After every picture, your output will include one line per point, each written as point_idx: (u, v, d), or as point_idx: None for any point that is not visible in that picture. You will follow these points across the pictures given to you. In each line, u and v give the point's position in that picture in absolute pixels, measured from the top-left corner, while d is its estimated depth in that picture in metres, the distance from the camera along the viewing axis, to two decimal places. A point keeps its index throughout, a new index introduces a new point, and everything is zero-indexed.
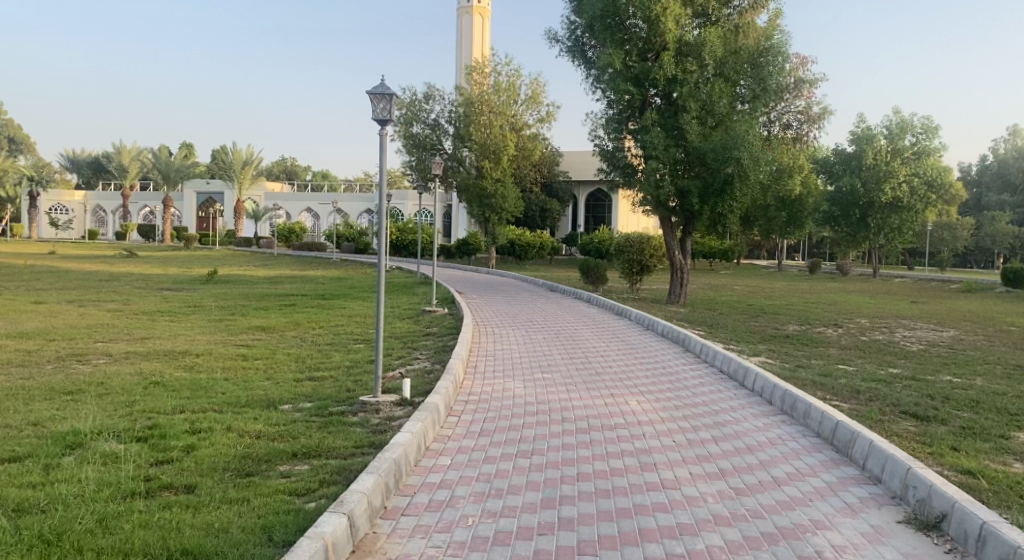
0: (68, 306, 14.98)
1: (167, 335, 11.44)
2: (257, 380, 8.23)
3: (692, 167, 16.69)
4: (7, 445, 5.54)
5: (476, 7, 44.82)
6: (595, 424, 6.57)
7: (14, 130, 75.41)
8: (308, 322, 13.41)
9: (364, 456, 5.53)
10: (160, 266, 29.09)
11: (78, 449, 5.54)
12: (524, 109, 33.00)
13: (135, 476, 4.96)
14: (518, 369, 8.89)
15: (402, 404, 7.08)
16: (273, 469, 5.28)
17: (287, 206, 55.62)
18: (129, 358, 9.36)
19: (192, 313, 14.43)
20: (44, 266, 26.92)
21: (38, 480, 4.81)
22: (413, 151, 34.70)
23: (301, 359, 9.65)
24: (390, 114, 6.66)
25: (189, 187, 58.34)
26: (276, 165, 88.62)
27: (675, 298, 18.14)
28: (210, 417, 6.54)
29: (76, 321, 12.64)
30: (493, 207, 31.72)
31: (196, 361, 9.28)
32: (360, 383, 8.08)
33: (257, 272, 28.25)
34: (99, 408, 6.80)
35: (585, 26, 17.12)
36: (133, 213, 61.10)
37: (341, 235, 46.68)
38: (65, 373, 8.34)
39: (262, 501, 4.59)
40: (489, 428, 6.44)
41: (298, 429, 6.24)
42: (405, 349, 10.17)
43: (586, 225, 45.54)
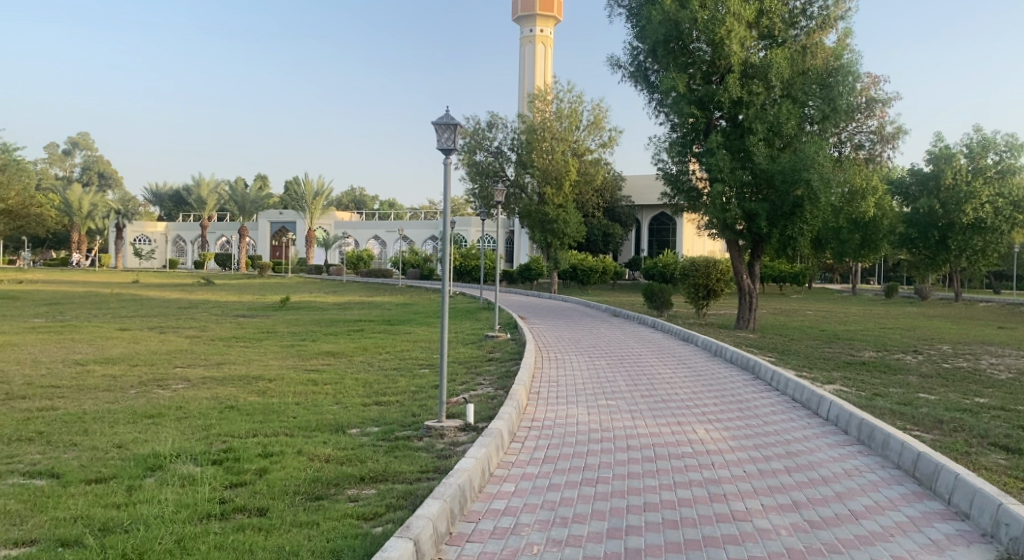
0: (149, 332, 15.66)
1: (241, 360, 11.79)
2: (326, 405, 8.41)
3: (761, 190, 16.43)
4: (93, 466, 5.79)
5: (538, 35, 45.42)
6: (661, 453, 6.48)
7: (104, 166, 79.87)
8: (375, 347, 13.62)
9: (429, 481, 5.59)
10: (235, 294, 30.06)
11: (158, 471, 5.76)
12: (586, 135, 33.10)
13: (210, 498, 5.13)
14: (583, 396, 8.86)
15: (466, 429, 7.16)
16: (341, 493, 5.38)
17: (354, 234, 56.82)
18: (206, 383, 9.68)
19: (266, 339, 14.85)
20: (128, 295, 28.16)
21: (121, 501, 5.02)
22: (476, 178, 35.02)
23: (369, 384, 9.80)
24: (455, 143, 6.81)
25: (263, 217, 60.29)
26: (345, 195, 90.92)
27: (743, 323, 17.79)
28: (283, 441, 6.73)
29: (158, 347, 13.14)
30: (555, 232, 31.36)
31: (270, 386, 9.55)
32: (425, 408, 8.20)
33: (328, 299, 28.91)
34: (178, 431, 7.05)
35: (648, 52, 17.14)
36: (211, 242, 63.39)
37: (407, 262, 47.50)
38: (147, 397, 8.67)
39: (331, 525, 4.69)
40: (552, 455, 6.42)
41: (365, 453, 6.36)
42: (468, 375, 10.23)
43: (650, 249, 45.11)
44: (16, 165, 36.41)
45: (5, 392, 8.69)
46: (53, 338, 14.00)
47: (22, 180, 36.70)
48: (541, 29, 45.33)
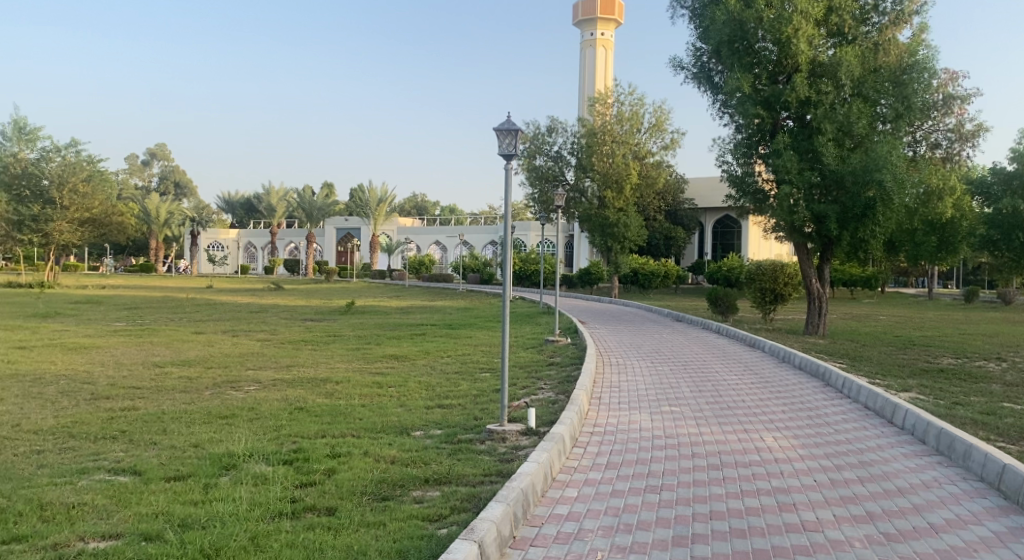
0: (222, 335, 16.21)
1: (309, 363, 12.09)
2: (391, 407, 8.56)
3: (830, 191, 16.02)
4: (173, 465, 6.03)
5: (600, 39, 45.30)
6: (728, 460, 6.39)
7: (180, 176, 82.92)
8: (437, 351, 13.77)
9: (492, 484, 5.64)
10: (304, 298, 30.79)
11: (232, 470, 5.97)
12: (648, 137, 32.91)
13: (281, 497, 5.29)
14: (645, 401, 8.79)
15: (528, 434, 7.20)
16: (406, 494, 5.48)
17: (417, 239, 57.57)
18: (276, 385, 9.95)
19: (333, 342, 15.16)
20: (202, 300, 29.11)
21: (198, 498, 5.22)
22: (536, 183, 35.10)
23: (432, 387, 9.93)
24: (516, 148, 6.88)
25: (329, 223, 61.64)
26: (407, 201, 92.23)
27: (812, 329, 17.38)
28: (350, 443, 6.87)
29: (231, 350, 13.56)
30: (615, 236, 31.22)
31: (337, 388, 9.78)
32: (487, 412, 8.26)
33: (391, 303, 29.38)
34: (250, 432, 7.28)
35: (711, 52, 16.94)
36: (279, 248, 65.13)
37: (467, 267, 47.91)
38: (221, 398, 8.99)
39: (397, 526, 4.78)
40: (615, 460, 6.41)
41: (429, 455, 6.46)
42: (529, 380, 10.26)
43: (714, 252, 44.52)
44: (101, 175, 38.11)
45: (90, 392, 9.11)
46: (134, 341, 14.62)
47: (106, 190, 38.41)
48: (602, 33, 45.24)
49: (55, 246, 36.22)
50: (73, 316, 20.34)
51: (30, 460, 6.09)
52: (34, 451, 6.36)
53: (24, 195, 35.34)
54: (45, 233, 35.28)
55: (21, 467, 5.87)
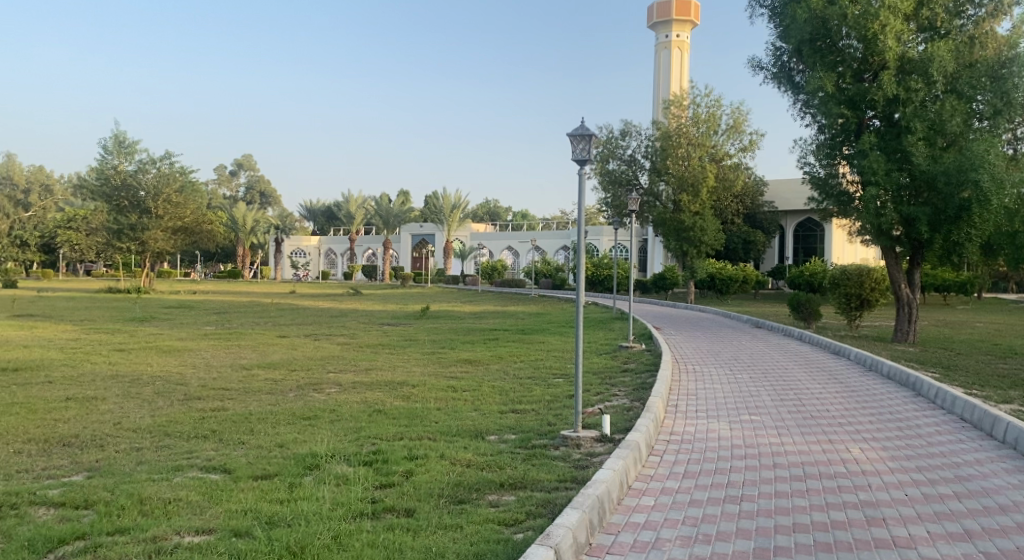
0: (304, 339, 16.69)
1: (387, 366, 12.34)
2: (466, 411, 8.65)
3: (921, 193, 15.40)
4: (260, 464, 6.24)
5: (675, 40, 44.74)
6: (812, 472, 6.21)
7: (265, 186, 85.94)
8: (511, 356, 13.84)
9: (568, 490, 5.64)
10: (381, 303, 31.42)
11: (315, 470, 6.13)
12: (725, 140, 32.35)
13: (362, 498, 5.41)
14: (724, 410, 8.63)
15: (603, 441, 7.16)
16: (482, 498, 5.52)
17: (490, 244, 57.98)
18: (356, 388, 10.19)
19: (409, 346, 15.41)
20: (285, 305, 30.02)
21: (284, 497, 5.38)
22: (609, 187, 34.90)
23: (506, 391, 9.98)
24: (589, 153, 6.90)
25: (405, 230, 62.70)
26: (480, 207, 93.04)
27: (901, 336, 16.72)
28: (427, 445, 6.98)
29: (312, 353, 13.96)
30: (692, 240, 30.80)
31: (413, 391, 9.94)
32: (561, 417, 8.25)
33: (465, 308, 29.68)
34: (332, 433, 7.49)
35: (793, 51, 16.55)
36: (358, 254, 66.61)
37: (540, 272, 47.93)
38: (304, 400, 9.26)
39: (474, 529, 4.82)
40: (693, 470, 6.30)
41: (504, 459, 6.50)
42: (604, 385, 10.21)
43: (796, 256, 43.29)
44: (193, 185, 39.86)
45: (184, 392, 9.54)
46: (223, 344, 15.21)
47: (197, 200, 40.12)
48: (677, 34, 44.68)
49: (150, 253, 38.06)
50: (166, 319, 21.34)
51: (130, 457, 6.40)
52: (134, 449, 6.68)
53: (123, 205, 37.28)
54: (141, 242, 37.11)
55: (122, 462, 6.18)
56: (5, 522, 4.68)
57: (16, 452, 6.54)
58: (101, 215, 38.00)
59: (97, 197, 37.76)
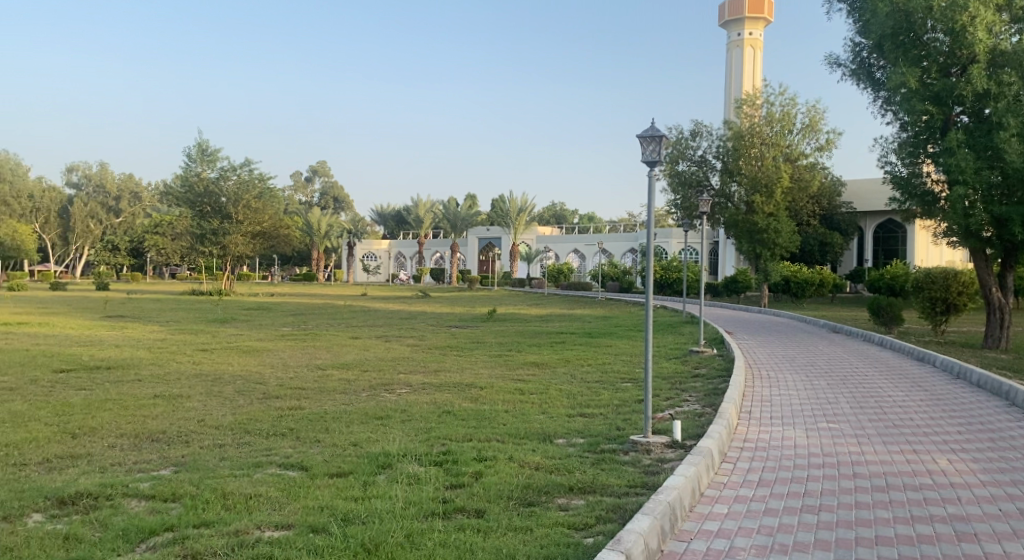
0: (376, 340, 16.99)
1: (455, 368, 12.44)
2: (533, 413, 8.67)
3: (1014, 192, 14.65)
4: (334, 462, 6.37)
5: (747, 38, 43.90)
6: (895, 483, 5.98)
7: (338, 191, 88.08)
8: (578, 359, 13.79)
9: (638, 496, 5.58)
10: (449, 306, 31.75)
11: (387, 469, 6.22)
12: (801, 139, 31.57)
13: (434, 497, 5.47)
14: (800, 417, 8.39)
15: (673, 446, 7.07)
16: (552, 501, 5.51)
17: (557, 247, 57.95)
18: (426, 388, 10.33)
19: (476, 349, 15.52)
20: (356, 306, 30.70)
21: (357, 494, 5.48)
22: (679, 189, 34.44)
23: (573, 395, 9.95)
24: (659, 154, 6.82)
25: (472, 233, 63.22)
26: (547, 210, 93.13)
27: (993, 343, 16.00)
28: (496, 447, 7.01)
29: (383, 355, 14.19)
30: (765, 242, 29.66)
31: (481, 393, 10.01)
32: (630, 422, 8.18)
33: (532, 310, 29.75)
34: (403, 433, 7.59)
35: (873, 47, 16.07)
36: (426, 258, 67.50)
37: (607, 275, 47.59)
38: (376, 400, 9.43)
39: (544, 532, 4.82)
40: (768, 478, 6.15)
41: (573, 463, 6.47)
42: (674, 390, 10.07)
43: (875, 259, 41.83)
44: (271, 191, 41.08)
45: (262, 391, 9.83)
46: (299, 345, 15.63)
47: (275, 206, 41.46)
48: (750, 32, 43.84)
49: (230, 257, 39.36)
50: (246, 321, 22.04)
51: (213, 453, 6.62)
52: (217, 445, 6.92)
53: (205, 211, 38.61)
54: (222, 246, 38.40)
55: (206, 458, 6.40)
56: (100, 512, 4.91)
57: (110, 445, 6.85)
58: (186, 220, 39.49)
59: (181, 203, 39.26)
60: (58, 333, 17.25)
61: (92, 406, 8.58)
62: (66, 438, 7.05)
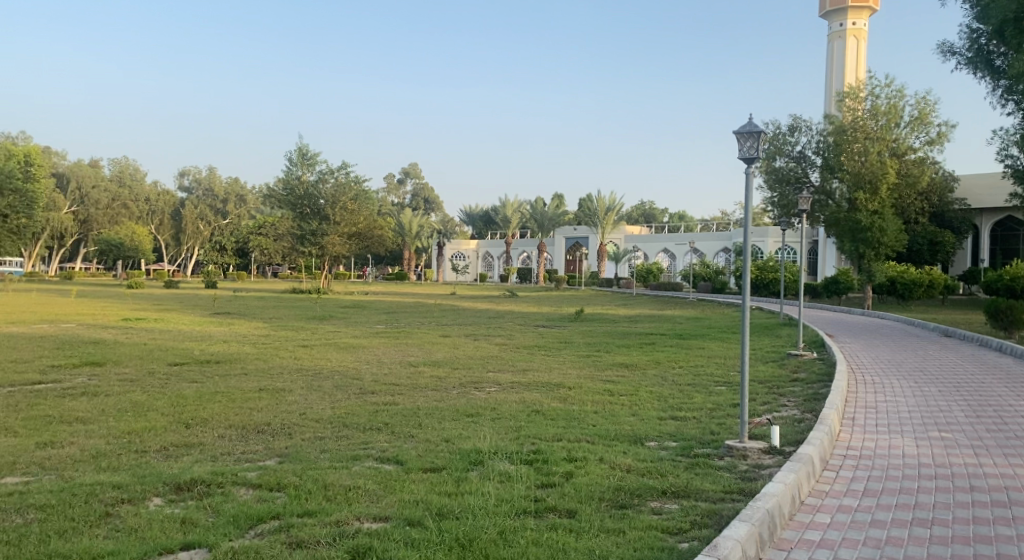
0: (465, 338, 17.19)
1: (544, 367, 12.42)
2: (623, 415, 8.55)
3: None
4: (428, 457, 6.45)
5: (850, 29, 42.18)
6: (1017, 499, 5.59)
7: (428, 192, 89.74)
8: (669, 361, 13.54)
9: (734, 502, 5.42)
10: (536, 306, 31.80)
11: (479, 466, 6.26)
12: (908, 132, 30.19)
13: (525, 496, 5.46)
14: (909, 425, 7.97)
15: (771, 453, 6.84)
16: (645, 504, 5.42)
17: (646, 247, 57.18)
18: (515, 388, 10.36)
19: (564, 348, 15.46)
20: (446, 305, 31.16)
21: (451, 490, 5.54)
22: (776, 186, 33.41)
23: (664, 397, 9.77)
24: (757, 151, 6.62)
25: (559, 233, 63.18)
26: (635, 209, 92.15)
27: None
28: (586, 448, 6.96)
29: (473, 353, 14.33)
30: (869, 241, 28.04)
31: (570, 393, 9.96)
32: (725, 427, 7.97)
33: (620, 310, 29.49)
34: (493, 430, 7.64)
35: (992, 33, 15.18)
36: (513, 257, 67.89)
37: (698, 275, 46.64)
38: (467, 397, 9.51)
39: (637, 535, 4.74)
40: (874, 488, 5.87)
41: (666, 467, 6.34)
42: (770, 395, 9.76)
43: (993, 259, 39.60)
44: (366, 193, 42.13)
45: (359, 386, 10.09)
46: (392, 341, 15.98)
47: (369, 207, 42.49)
48: (853, 22, 42.09)
49: (328, 257, 40.65)
50: (342, 318, 22.71)
51: (313, 445, 6.83)
52: (318, 437, 7.14)
53: (305, 212, 40.15)
54: (321, 246, 39.71)
55: (307, 450, 6.60)
56: (213, 499, 5.12)
57: (220, 435, 7.16)
58: (287, 221, 41.01)
59: (283, 206, 40.83)
60: (172, 328, 18.21)
61: (202, 397, 9.00)
62: (180, 428, 7.40)
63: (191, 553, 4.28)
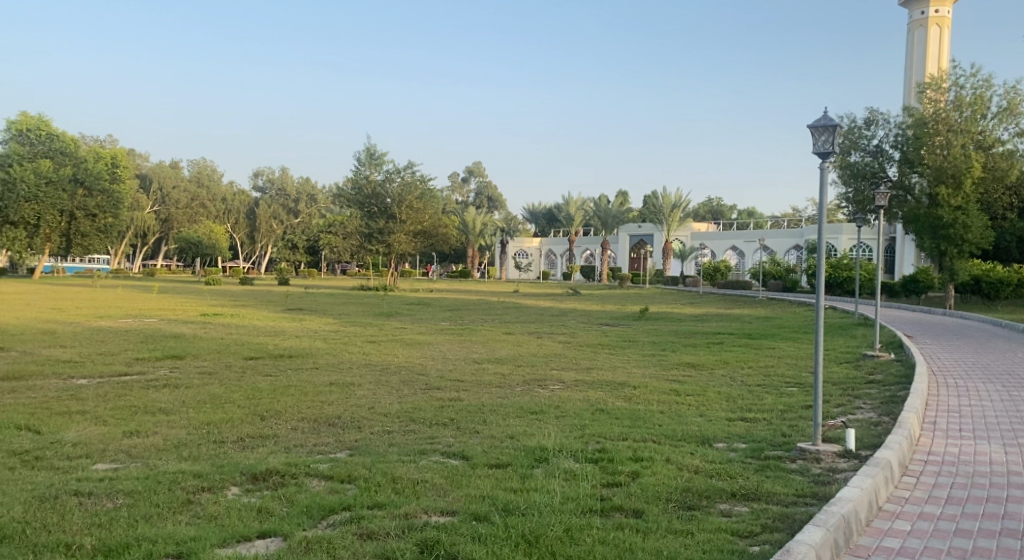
0: (529, 336, 17.21)
1: (608, 366, 12.33)
2: (690, 416, 8.41)
3: None
4: (493, 453, 6.48)
5: (933, 17, 40.54)
6: None
7: (492, 190, 90.21)
8: (737, 361, 13.28)
9: (807, 506, 5.27)
10: (600, 304, 31.65)
11: (544, 463, 6.24)
12: (995, 123, 28.91)
13: (590, 494, 5.42)
14: (995, 431, 7.61)
15: (846, 456, 6.64)
16: (713, 506, 5.32)
17: (713, 244, 56.19)
18: (579, 386, 10.31)
19: (629, 347, 15.31)
20: (509, 303, 31.30)
21: (516, 486, 5.54)
22: (851, 181, 32.33)
23: (732, 398, 9.58)
24: (833, 145, 6.41)
25: (624, 231, 62.67)
26: (702, 206, 90.68)
27: None
28: (652, 447, 6.87)
29: (537, 350, 14.33)
30: (951, 238, 27.32)
31: (635, 392, 9.86)
32: (797, 429, 7.75)
33: (686, 309, 29.09)
34: (558, 428, 7.62)
35: None
36: (577, 255, 67.67)
37: (767, 273, 45.61)
38: (530, 395, 9.51)
39: (706, 537, 4.65)
40: (959, 495, 5.62)
41: (735, 468, 6.21)
42: (845, 397, 9.45)
43: None
44: (431, 192, 42.60)
45: (425, 382, 10.20)
46: (457, 338, 16.11)
47: (434, 205, 42.95)
48: (936, 10, 40.43)
49: (394, 255, 41.26)
50: (408, 315, 23.02)
51: (382, 439, 6.93)
52: (385, 431, 7.24)
53: (373, 211, 40.70)
54: (388, 244, 40.26)
55: (376, 443, 6.70)
56: (287, 489, 5.25)
57: (293, 428, 7.34)
58: (355, 220, 41.78)
59: (352, 205, 41.61)
60: (246, 323, 18.79)
61: (276, 390, 9.24)
62: (255, 420, 7.61)
63: (266, 541, 4.39)
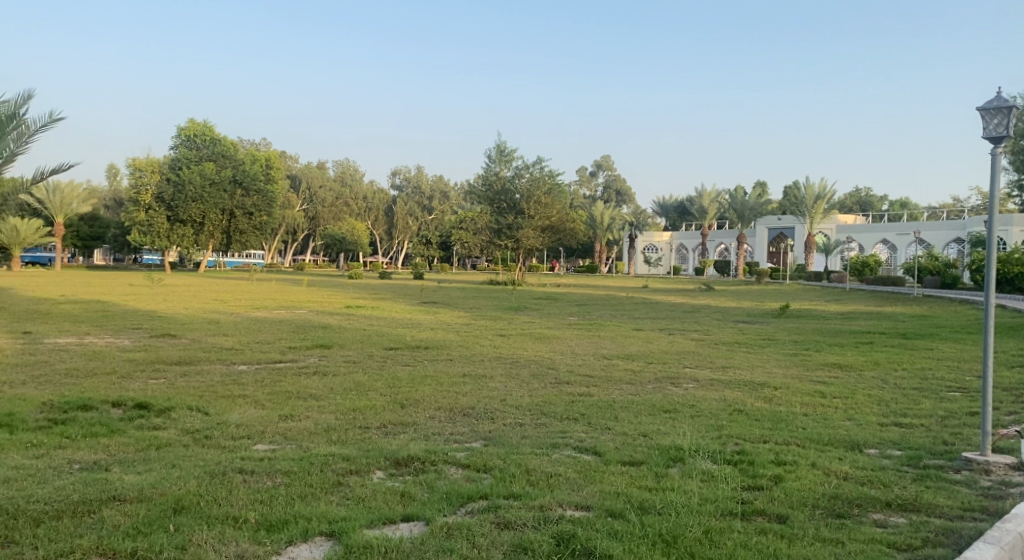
0: (661, 333, 16.87)
1: (746, 365, 11.88)
2: (837, 419, 7.96)
3: None
4: (627, 450, 6.40)
5: None
6: None
7: (621, 184, 89.41)
8: (889, 362, 12.45)
9: (975, 521, 4.85)
10: (735, 300, 30.62)
11: (679, 463, 6.09)
12: None
13: (731, 497, 5.23)
14: None
15: (1021, 469, 6.07)
16: (866, 516, 5.00)
17: (859, 237, 53.18)
18: (714, 385, 10.00)
19: (768, 346, 14.71)
20: (640, 298, 30.89)
21: (651, 484, 5.43)
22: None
23: (885, 402, 8.98)
24: (1007, 128, 5.87)
25: (761, 224, 60.49)
26: (848, 197, 85.81)
27: None
28: (796, 451, 6.55)
29: (670, 348, 14.02)
30: None
31: (776, 393, 9.45)
32: (961, 437, 7.16)
33: (829, 307, 27.62)
34: (693, 427, 7.41)
35: None
36: (709, 249, 65.90)
37: (922, 268, 42.62)
38: (664, 392, 9.32)
39: (858, 547, 4.37)
40: None
41: (889, 476, 5.82)
42: (1018, 404, 8.65)
43: None
44: (560, 187, 42.64)
45: (555, 376, 10.22)
46: (588, 334, 16.01)
47: (563, 200, 42.97)
48: None
49: (523, 250, 41.65)
50: (537, 309, 23.16)
51: (515, 431, 7.00)
52: (518, 424, 7.30)
53: (503, 207, 41.25)
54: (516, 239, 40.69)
55: (510, 435, 6.77)
56: (426, 475, 5.40)
57: (430, 416, 7.54)
58: (485, 216, 42.49)
59: (482, 201, 42.32)
60: (385, 315, 19.52)
61: (414, 380, 9.55)
62: (396, 407, 7.90)
63: (410, 524, 4.53)
